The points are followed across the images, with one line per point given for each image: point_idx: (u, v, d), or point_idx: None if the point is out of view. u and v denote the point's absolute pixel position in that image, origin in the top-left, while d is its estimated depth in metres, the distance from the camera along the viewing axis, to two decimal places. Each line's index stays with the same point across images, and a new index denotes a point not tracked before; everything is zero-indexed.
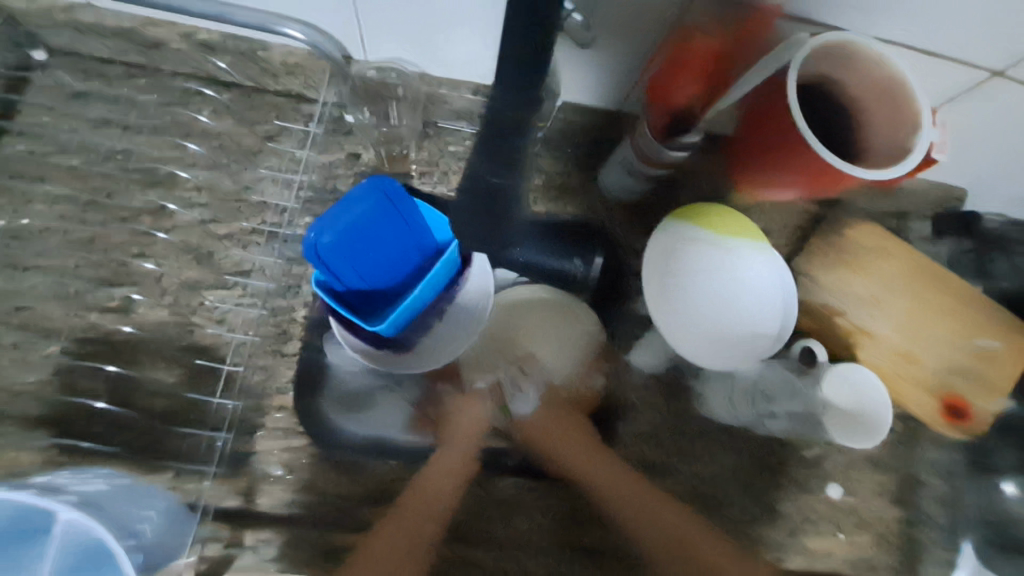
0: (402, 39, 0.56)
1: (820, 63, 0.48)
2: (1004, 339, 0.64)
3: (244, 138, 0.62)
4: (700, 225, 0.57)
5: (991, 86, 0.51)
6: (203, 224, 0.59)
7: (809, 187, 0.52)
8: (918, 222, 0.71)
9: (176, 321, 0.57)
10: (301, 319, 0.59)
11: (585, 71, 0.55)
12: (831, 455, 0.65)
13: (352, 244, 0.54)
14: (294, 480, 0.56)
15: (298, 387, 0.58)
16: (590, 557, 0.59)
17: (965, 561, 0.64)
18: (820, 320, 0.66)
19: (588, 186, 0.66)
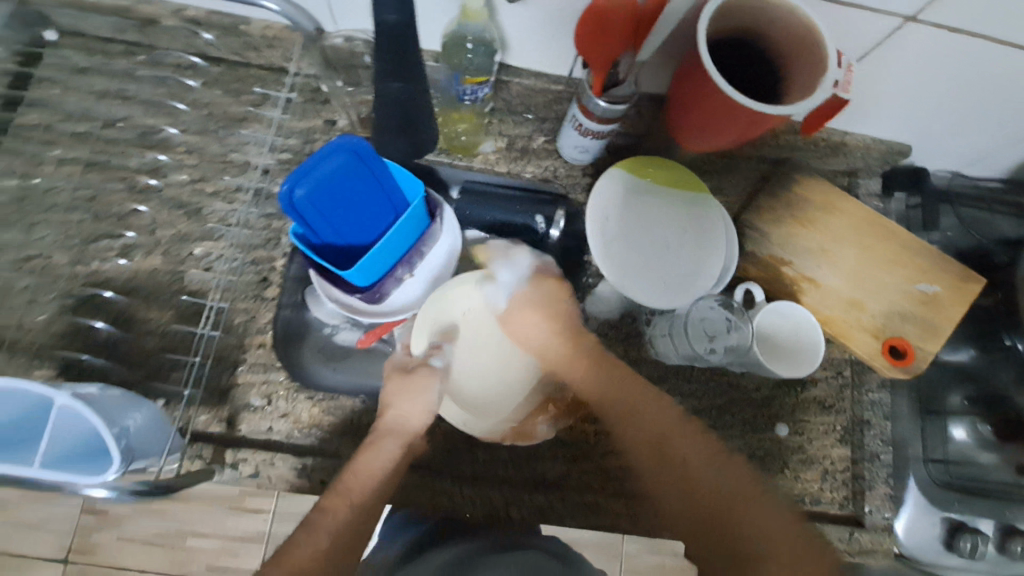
0: (364, 10, 0.60)
1: (734, 15, 0.52)
2: (943, 283, 0.67)
3: (230, 107, 0.68)
4: (639, 177, 0.66)
5: (907, 31, 0.54)
6: (193, 183, 0.66)
7: (740, 133, 0.56)
8: (869, 179, 0.74)
9: (168, 268, 0.63)
10: (280, 268, 0.65)
11: (533, 34, 0.60)
12: (779, 397, 0.69)
13: (325, 198, 0.56)
14: (272, 411, 0.61)
15: (276, 329, 0.63)
16: (544, 486, 0.63)
17: (909, 499, 0.67)
18: (769, 271, 0.69)
19: (548, 147, 0.71)
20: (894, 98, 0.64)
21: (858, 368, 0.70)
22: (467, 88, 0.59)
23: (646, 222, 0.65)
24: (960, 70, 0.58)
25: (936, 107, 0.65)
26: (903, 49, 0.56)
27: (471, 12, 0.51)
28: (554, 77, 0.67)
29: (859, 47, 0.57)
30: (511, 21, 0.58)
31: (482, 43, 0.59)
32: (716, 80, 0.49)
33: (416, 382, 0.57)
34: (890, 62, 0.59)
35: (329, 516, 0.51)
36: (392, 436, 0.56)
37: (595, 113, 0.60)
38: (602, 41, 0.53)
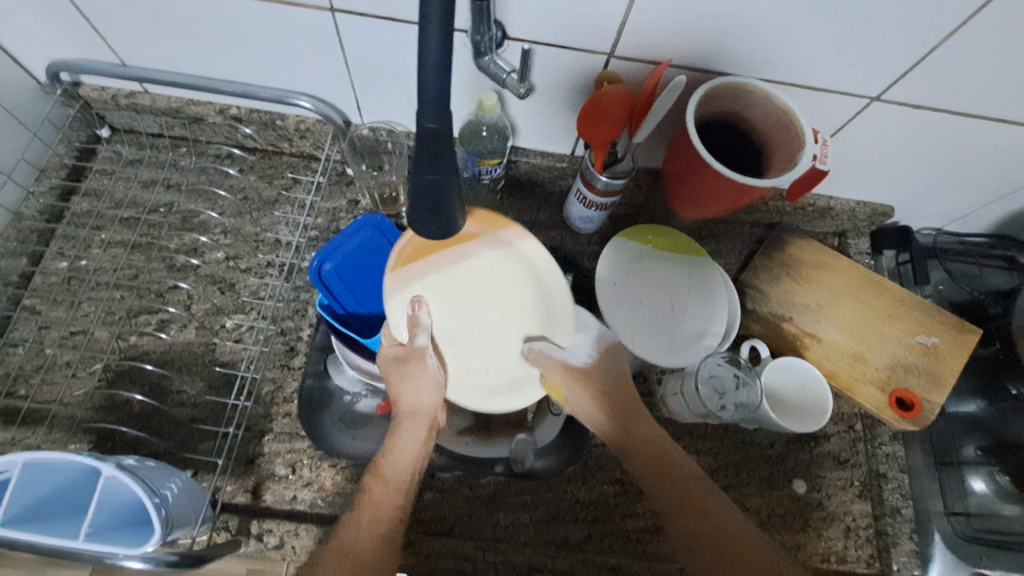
0: (388, 104, 0.69)
1: (718, 101, 0.59)
2: (941, 335, 0.70)
3: (264, 191, 0.75)
4: (642, 245, 0.71)
5: (874, 110, 0.61)
6: (228, 260, 0.71)
7: (731, 200, 0.61)
8: (858, 239, 0.79)
9: (202, 340, 0.67)
10: (306, 337, 0.69)
11: (540, 120, 0.67)
12: (794, 453, 0.70)
13: (351, 271, 0.67)
14: (297, 479, 0.62)
15: (301, 398, 0.66)
16: (566, 549, 0.62)
17: (938, 554, 0.66)
18: (771, 328, 0.72)
19: (555, 219, 0.77)
20: (872, 165, 0.70)
21: (870, 422, 0.71)
22: (481, 169, 0.66)
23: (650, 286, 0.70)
24: (930, 139, 0.64)
25: (911, 173, 0.70)
26: (871, 126, 0.63)
27: (487, 106, 0.58)
28: (560, 155, 0.74)
29: (832, 123, 0.64)
30: (519, 111, 0.66)
31: (495, 130, 0.66)
32: (710, 160, 0.55)
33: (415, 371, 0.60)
34: (863, 135, 0.65)
35: (374, 501, 0.57)
36: (415, 423, 0.61)
37: (597, 188, 0.66)
38: (604, 124, 0.59)
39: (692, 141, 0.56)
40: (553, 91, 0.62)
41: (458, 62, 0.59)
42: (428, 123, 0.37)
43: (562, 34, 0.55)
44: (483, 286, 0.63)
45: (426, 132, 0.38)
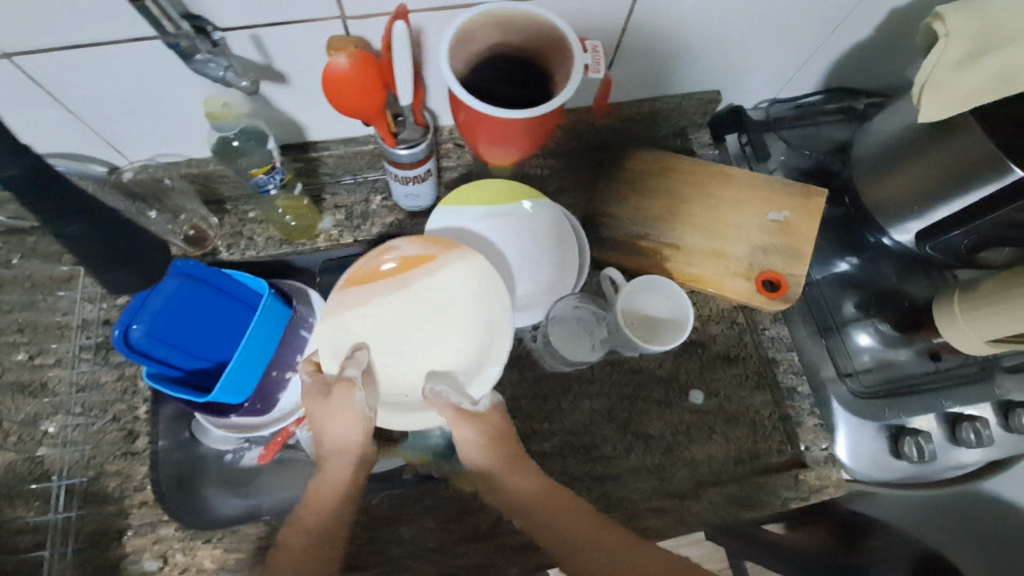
0: (145, 138, 0.61)
1: (478, 37, 0.52)
2: (792, 208, 0.69)
3: (52, 271, 0.66)
4: (473, 204, 0.64)
5: (645, 4, 0.57)
6: (32, 359, 0.63)
7: (529, 136, 0.56)
8: (699, 132, 0.78)
9: (23, 457, 0.59)
10: (145, 415, 0.62)
11: (315, 108, 0.61)
12: (684, 366, 0.68)
13: (171, 329, 0.60)
14: (173, 568, 0.57)
15: (156, 480, 0.60)
16: (479, 541, 0.60)
17: (841, 420, 0.66)
18: (631, 250, 0.69)
19: (387, 204, 0.72)
20: (675, 57, 0.66)
21: (749, 311, 0.70)
22: (258, 180, 0.57)
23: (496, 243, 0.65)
24: (713, 19, 0.61)
25: (717, 54, 0.67)
26: (651, 22, 0.59)
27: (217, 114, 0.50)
28: (363, 138, 0.68)
29: (613, 27, 0.59)
30: (286, 104, 0.59)
31: (247, 135, 0.58)
32: (477, 105, 0.49)
33: (333, 407, 0.48)
34: (651, 30, 0.61)
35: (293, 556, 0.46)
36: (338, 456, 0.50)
37: (403, 162, 0.60)
38: (354, 108, 0.52)
39: (453, 90, 0.50)
40: (308, 76, 0.56)
41: (175, 74, 0.51)
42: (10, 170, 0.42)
43: (268, 13, 0.47)
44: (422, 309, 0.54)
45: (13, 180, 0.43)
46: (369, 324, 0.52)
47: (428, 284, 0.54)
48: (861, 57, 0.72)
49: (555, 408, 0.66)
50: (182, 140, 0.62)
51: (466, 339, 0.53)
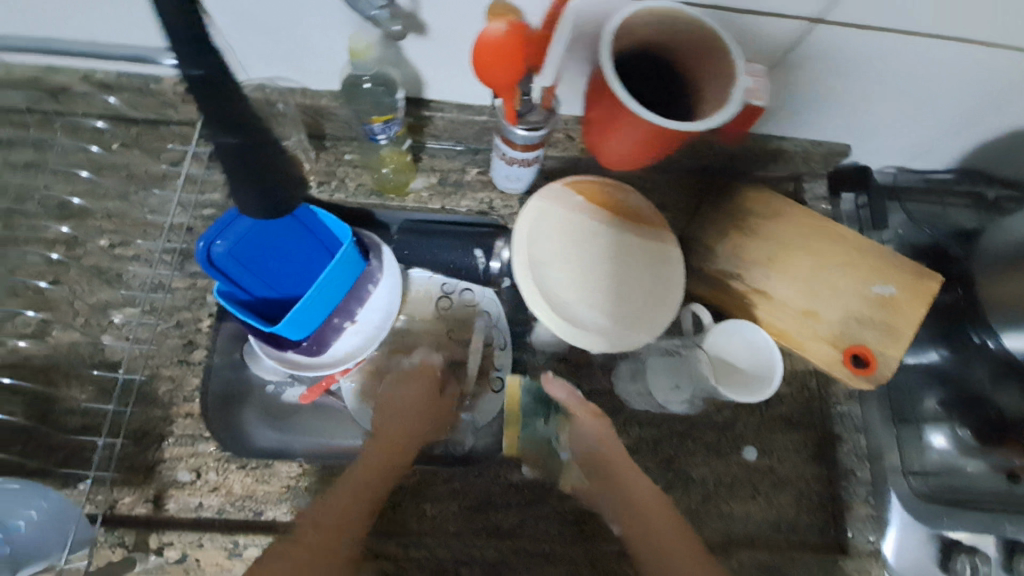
0: (272, 57, 0.58)
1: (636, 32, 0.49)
2: (900, 284, 0.64)
3: (152, 167, 0.67)
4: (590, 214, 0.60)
5: (817, 35, 0.53)
6: (113, 248, 0.64)
7: (661, 145, 0.53)
8: (815, 182, 0.73)
9: (87, 340, 0.60)
10: (206, 329, 0.63)
11: (443, 68, 0.58)
12: (743, 418, 0.65)
13: (252, 253, 0.61)
14: (202, 485, 0.57)
15: (206, 394, 0.61)
16: (498, 537, 0.59)
17: (895, 516, 0.62)
18: (716, 286, 0.67)
19: (483, 178, 0.71)
20: (819, 100, 0.62)
21: (824, 379, 0.66)
22: (376, 127, 0.57)
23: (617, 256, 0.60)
24: (880, 64, 0.56)
25: (865, 106, 0.63)
26: (818, 52, 0.55)
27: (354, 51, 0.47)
28: (479, 107, 0.66)
29: (776, 52, 0.55)
30: (418, 57, 0.57)
31: (379, 81, 0.57)
32: (633, 108, 0.47)
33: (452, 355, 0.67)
34: (809, 63, 0.56)
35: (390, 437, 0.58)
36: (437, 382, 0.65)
37: (517, 143, 0.59)
38: (491, 76, 0.49)
39: (614, 90, 0.47)
40: (449, 33, 0.53)
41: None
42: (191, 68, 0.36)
43: None
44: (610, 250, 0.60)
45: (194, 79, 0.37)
46: (571, 225, 0.60)
47: (618, 223, 0.61)
48: (1011, 145, 0.67)
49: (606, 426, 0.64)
50: (308, 69, 0.60)
51: (635, 294, 0.59)
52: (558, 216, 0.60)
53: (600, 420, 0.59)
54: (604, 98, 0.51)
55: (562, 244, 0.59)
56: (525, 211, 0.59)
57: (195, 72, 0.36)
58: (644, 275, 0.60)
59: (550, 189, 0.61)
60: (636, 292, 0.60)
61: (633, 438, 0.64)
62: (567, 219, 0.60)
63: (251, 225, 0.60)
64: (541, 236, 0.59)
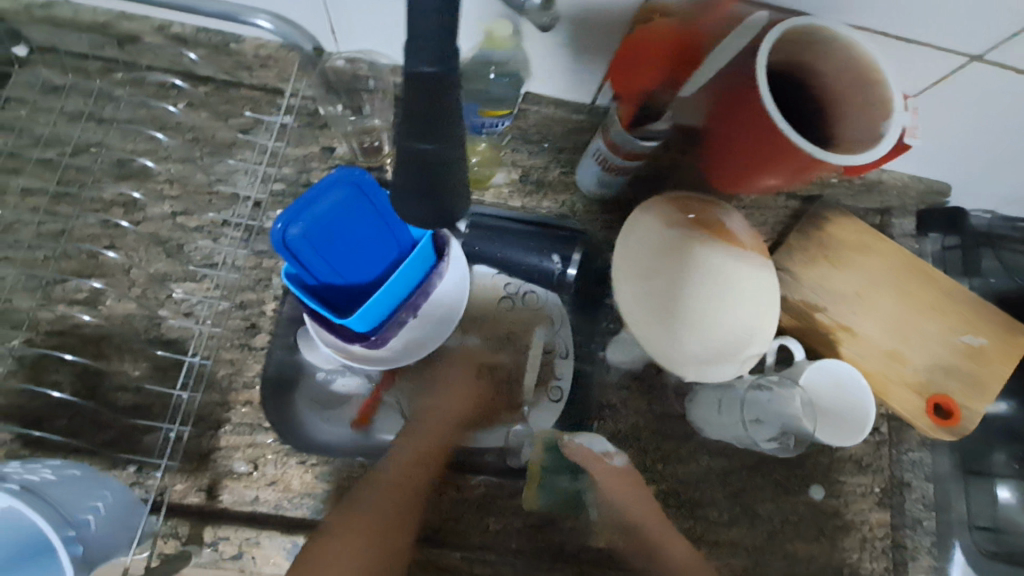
0: (371, 30, 0.54)
1: (788, 48, 0.46)
2: (990, 336, 0.63)
3: (219, 132, 0.61)
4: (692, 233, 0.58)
5: (968, 73, 0.50)
6: (175, 216, 0.59)
7: (791, 175, 0.50)
8: (903, 218, 0.70)
9: (144, 313, 0.56)
10: (270, 313, 0.59)
11: (557, 62, 0.54)
12: (814, 456, 0.63)
13: (326, 236, 0.53)
14: (259, 478, 0.54)
15: (265, 381, 0.57)
16: (564, 558, 0.57)
17: (955, 568, 0.62)
18: (801, 318, 0.64)
19: (565, 180, 0.66)
20: (940, 138, 0.59)
21: (898, 425, 0.65)
22: (484, 121, 0.53)
23: (715, 283, 0.57)
24: (1021, 109, 0.53)
25: (984, 149, 0.60)
26: (962, 92, 0.52)
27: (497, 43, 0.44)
28: (577, 105, 0.62)
29: (917, 86, 0.52)
30: (534, 47, 0.52)
31: (504, 73, 0.52)
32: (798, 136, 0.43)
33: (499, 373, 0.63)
34: (946, 100, 0.53)
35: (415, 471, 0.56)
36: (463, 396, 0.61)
37: (623, 150, 0.55)
38: (636, 74, 0.51)
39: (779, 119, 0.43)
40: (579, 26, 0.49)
41: None
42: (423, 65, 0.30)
43: None
44: (707, 275, 0.57)
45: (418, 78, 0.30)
46: (671, 242, 0.58)
47: (718, 248, 0.58)
48: None
49: (676, 451, 0.62)
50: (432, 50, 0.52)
51: (729, 325, 0.56)
52: (660, 230, 0.58)
53: (619, 479, 0.57)
54: (743, 116, 0.47)
55: (656, 260, 0.58)
56: (627, 221, 0.59)
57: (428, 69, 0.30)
58: (739, 307, 0.57)
59: (654, 201, 0.59)
60: (729, 322, 0.57)
61: (701, 467, 0.62)
62: (668, 235, 0.58)
63: (332, 203, 0.53)
64: (638, 249, 0.58)
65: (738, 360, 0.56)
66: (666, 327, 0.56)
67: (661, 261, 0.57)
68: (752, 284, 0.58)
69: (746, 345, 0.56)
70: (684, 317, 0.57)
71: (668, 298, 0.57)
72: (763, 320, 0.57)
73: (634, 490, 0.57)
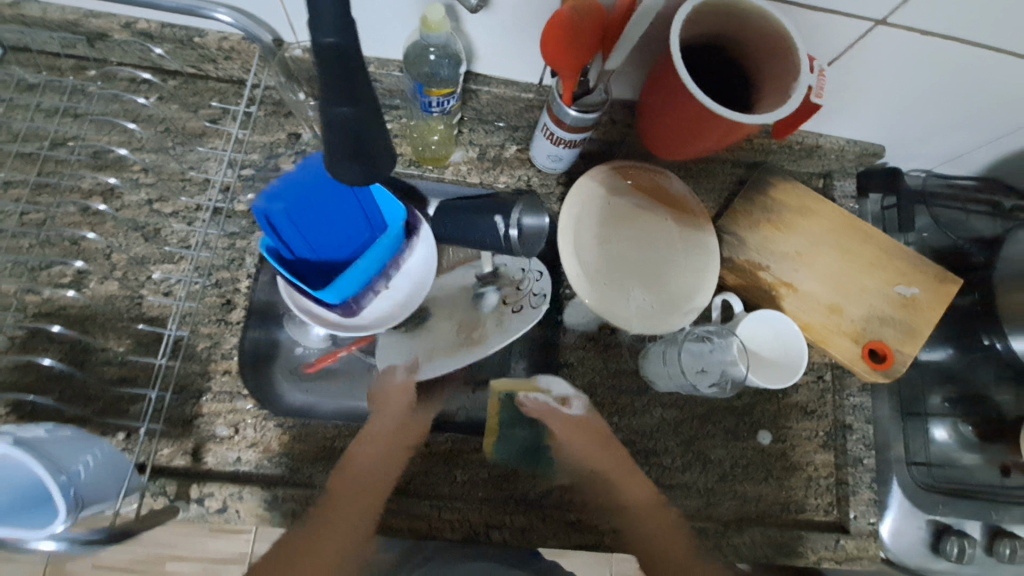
0: None
1: (705, 20, 0.50)
2: (921, 285, 0.67)
3: (189, 122, 0.65)
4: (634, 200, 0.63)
5: (876, 37, 0.54)
6: (151, 203, 0.63)
7: (718, 138, 0.53)
8: (844, 180, 0.74)
9: (125, 294, 0.60)
10: (245, 289, 0.63)
11: (499, 42, 0.58)
12: (761, 405, 0.68)
13: (302, 212, 0.57)
14: (240, 440, 0.59)
15: (243, 353, 0.61)
16: (525, 506, 0.61)
17: (893, 503, 0.66)
18: (746, 277, 0.68)
19: (521, 157, 0.70)
20: (864, 101, 0.63)
21: (839, 372, 0.69)
22: (432, 100, 0.56)
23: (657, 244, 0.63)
24: (933, 71, 0.58)
25: (909, 110, 0.64)
26: (873, 55, 0.56)
27: (432, 22, 0.49)
28: (525, 84, 0.65)
29: (832, 49, 0.56)
30: (475, 29, 0.56)
31: (445, 53, 0.57)
32: (714, 109, 0.47)
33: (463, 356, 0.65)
34: (861, 63, 0.57)
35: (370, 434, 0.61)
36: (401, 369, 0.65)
37: (567, 124, 0.58)
38: (571, 50, 0.50)
39: (700, 100, 0.47)
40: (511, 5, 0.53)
41: None
42: (327, 37, 0.35)
43: None
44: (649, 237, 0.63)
45: (325, 49, 0.36)
46: (615, 207, 0.63)
47: (658, 212, 0.63)
48: None
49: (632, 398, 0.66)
50: (372, 36, 0.58)
51: (671, 282, 0.62)
52: (603, 197, 0.63)
53: (577, 430, 0.64)
54: (674, 84, 0.51)
55: (603, 225, 0.62)
56: (572, 187, 0.62)
57: (332, 42, 0.36)
58: (681, 265, 0.62)
59: (598, 170, 0.63)
60: (672, 279, 0.62)
61: (654, 419, 0.66)
62: (611, 201, 0.63)
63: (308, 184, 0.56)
64: (585, 214, 0.62)
65: (683, 313, 0.60)
66: (615, 285, 0.61)
67: (607, 225, 0.62)
68: (692, 245, 0.63)
69: (690, 299, 0.61)
70: (631, 277, 0.61)
71: (615, 260, 0.61)
72: (705, 277, 0.62)
73: (590, 440, 0.64)
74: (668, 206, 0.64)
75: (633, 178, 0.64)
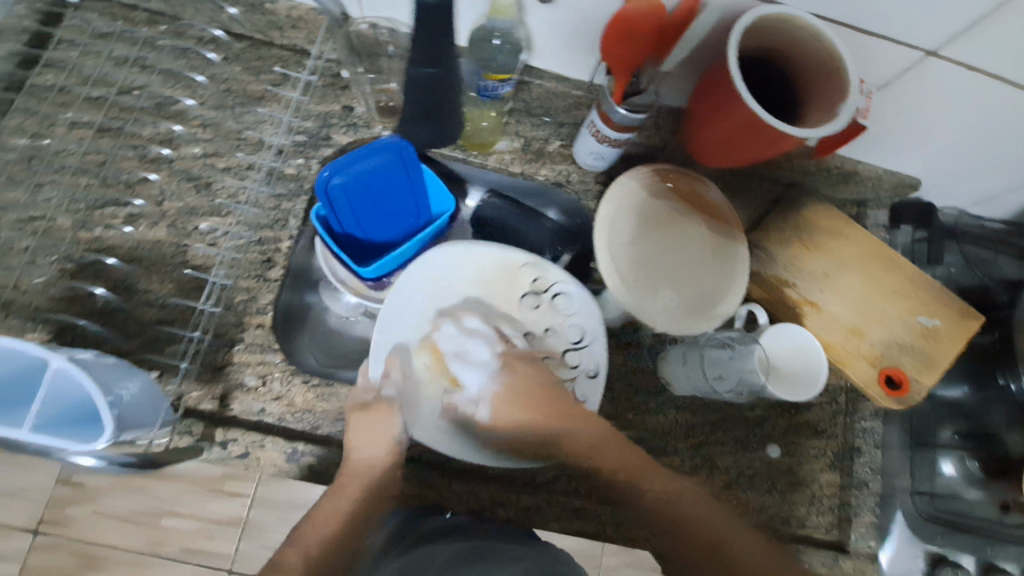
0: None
1: (761, 35, 0.51)
2: (944, 318, 0.68)
3: (250, 85, 0.68)
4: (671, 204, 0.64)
5: (926, 67, 0.55)
6: (205, 157, 0.65)
7: (760, 150, 0.55)
8: (877, 210, 0.75)
9: (172, 240, 0.63)
10: (285, 250, 0.65)
11: (558, 37, 0.60)
12: (773, 419, 0.69)
13: (360, 190, 0.59)
14: (266, 392, 0.60)
15: (277, 310, 0.63)
16: (533, 488, 0.63)
17: (894, 528, 0.67)
18: (770, 291, 0.70)
19: (564, 152, 0.71)
20: (905, 131, 0.65)
21: (853, 396, 0.70)
22: (488, 84, 0.59)
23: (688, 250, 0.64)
24: (977, 108, 0.59)
25: (948, 144, 0.65)
26: (920, 85, 0.57)
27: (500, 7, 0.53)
28: (576, 81, 0.67)
29: (881, 75, 0.57)
30: (537, 23, 0.59)
31: (508, 40, 0.60)
32: (762, 119, 0.49)
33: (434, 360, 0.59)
34: (908, 92, 0.59)
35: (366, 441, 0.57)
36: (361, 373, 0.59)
37: (614, 121, 0.59)
38: (627, 51, 0.53)
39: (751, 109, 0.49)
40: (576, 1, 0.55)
41: None
42: None
43: None
44: (681, 242, 0.64)
45: None
46: (652, 208, 0.64)
47: (693, 219, 0.65)
48: None
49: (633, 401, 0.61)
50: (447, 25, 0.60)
51: (698, 288, 0.63)
52: (641, 197, 0.64)
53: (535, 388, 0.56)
54: (724, 93, 0.53)
55: (638, 224, 0.63)
56: (613, 184, 0.63)
57: None
58: (710, 274, 0.63)
59: (637, 171, 0.64)
60: (699, 286, 0.63)
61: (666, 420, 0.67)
62: (648, 202, 0.64)
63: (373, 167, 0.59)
64: (622, 212, 0.63)
65: (707, 319, 0.62)
66: (643, 284, 0.62)
67: (642, 225, 0.63)
68: (722, 254, 0.64)
69: (715, 306, 0.62)
70: (660, 279, 0.63)
71: (646, 259, 0.63)
72: (732, 287, 0.63)
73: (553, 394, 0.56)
74: (702, 214, 0.65)
75: (671, 182, 0.65)
